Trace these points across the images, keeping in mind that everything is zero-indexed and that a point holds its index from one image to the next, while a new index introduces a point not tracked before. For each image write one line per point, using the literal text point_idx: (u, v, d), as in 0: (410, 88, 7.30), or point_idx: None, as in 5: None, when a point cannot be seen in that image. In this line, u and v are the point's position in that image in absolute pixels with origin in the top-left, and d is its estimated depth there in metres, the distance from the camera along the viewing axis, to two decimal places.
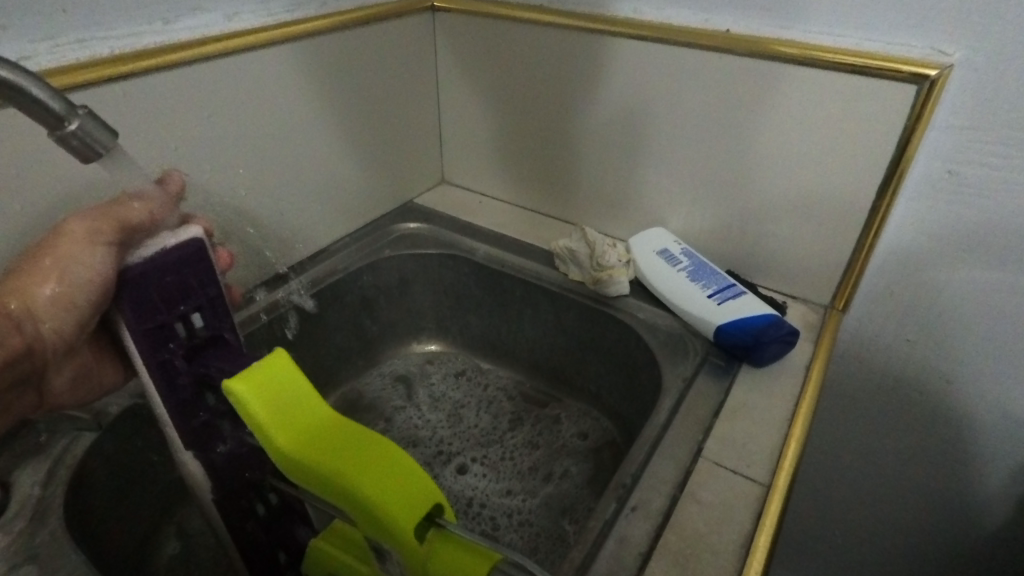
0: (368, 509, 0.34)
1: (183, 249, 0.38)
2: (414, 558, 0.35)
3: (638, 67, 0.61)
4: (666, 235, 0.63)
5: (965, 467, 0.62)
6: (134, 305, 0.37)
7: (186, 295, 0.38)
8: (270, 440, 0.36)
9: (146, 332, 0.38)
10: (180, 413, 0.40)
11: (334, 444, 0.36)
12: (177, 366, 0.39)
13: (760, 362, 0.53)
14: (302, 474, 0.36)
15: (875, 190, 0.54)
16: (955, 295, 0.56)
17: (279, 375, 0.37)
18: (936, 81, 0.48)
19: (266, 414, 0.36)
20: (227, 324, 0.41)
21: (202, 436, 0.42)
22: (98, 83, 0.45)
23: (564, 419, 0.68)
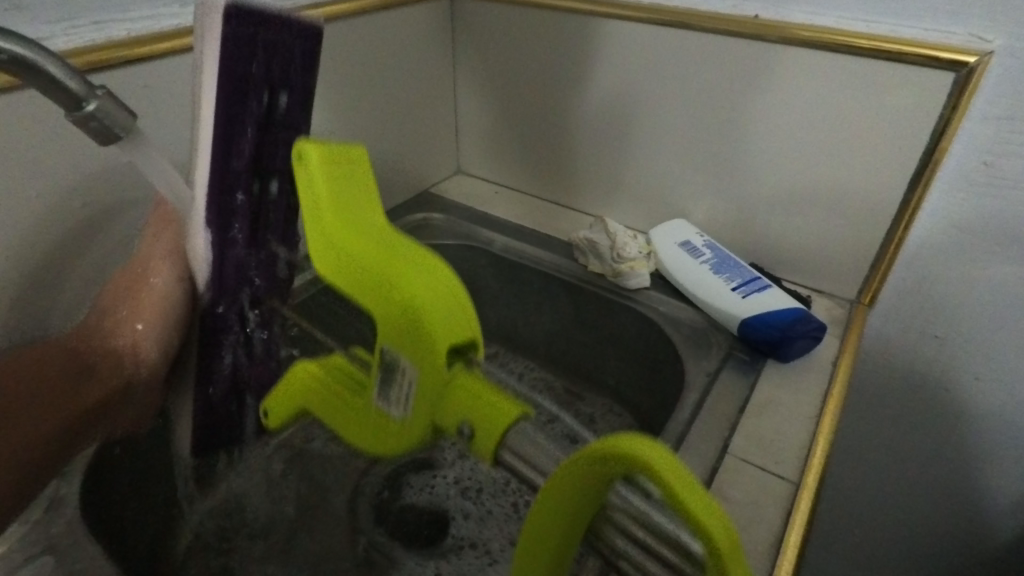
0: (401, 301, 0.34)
1: (306, 30, 0.39)
2: (433, 379, 0.33)
3: (662, 56, 0.59)
4: (688, 226, 0.62)
5: (992, 468, 0.61)
6: (234, 46, 0.36)
7: (288, 66, 0.39)
8: (317, 203, 0.37)
9: (236, 79, 0.37)
10: (218, 184, 0.39)
11: (387, 245, 0.36)
12: (245, 132, 0.38)
13: (786, 356, 0.51)
14: (340, 248, 0.37)
15: (908, 181, 0.52)
16: (986, 292, 0.54)
17: (351, 166, 0.39)
18: (976, 68, 0.46)
19: (325, 186, 0.37)
20: (304, 118, 0.41)
21: (227, 220, 0.41)
22: (116, 66, 0.44)
23: (597, 416, 0.64)
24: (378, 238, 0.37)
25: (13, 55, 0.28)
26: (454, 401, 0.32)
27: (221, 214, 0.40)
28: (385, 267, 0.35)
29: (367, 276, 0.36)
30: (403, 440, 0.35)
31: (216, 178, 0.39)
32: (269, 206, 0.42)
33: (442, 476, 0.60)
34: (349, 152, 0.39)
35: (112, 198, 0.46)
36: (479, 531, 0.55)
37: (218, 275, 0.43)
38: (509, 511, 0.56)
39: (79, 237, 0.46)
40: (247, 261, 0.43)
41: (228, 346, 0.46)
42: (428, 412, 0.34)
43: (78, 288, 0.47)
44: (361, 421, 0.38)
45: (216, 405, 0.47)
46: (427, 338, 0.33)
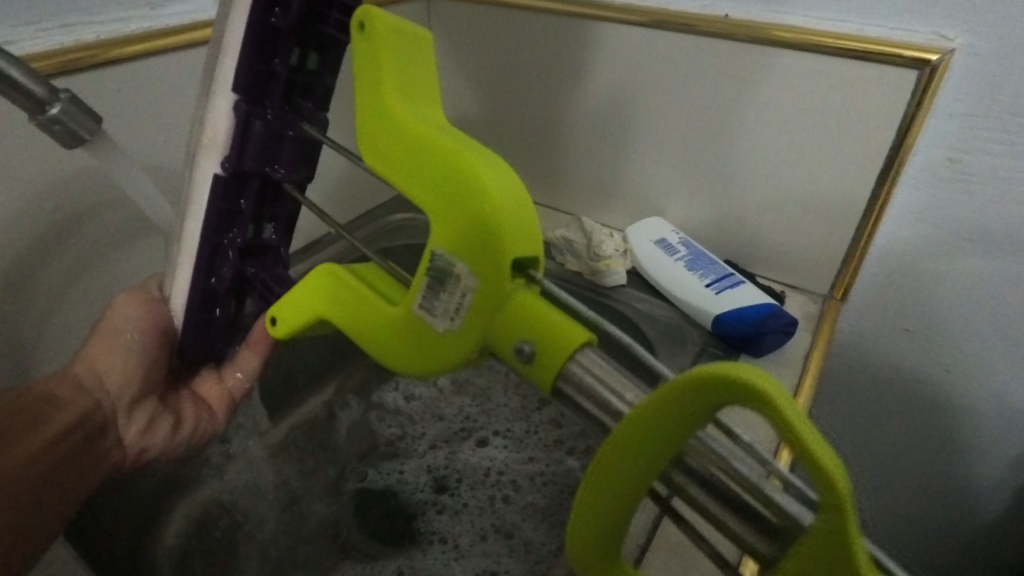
0: (460, 193, 0.32)
1: None
2: (496, 289, 0.32)
3: (635, 55, 0.60)
4: (663, 224, 0.62)
5: (964, 457, 0.63)
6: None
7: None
8: (380, 87, 0.36)
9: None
10: (258, 41, 0.39)
11: (452, 134, 0.35)
12: None
13: (758, 351, 0.52)
14: (400, 133, 0.35)
15: (876, 178, 0.53)
16: (955, 285, 0.55)
17: (411, 55, 0.37)
18: (938, 66, 0.47)
19: (390, 69, 0.36)
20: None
21: (259, 89, 0.40)
22: (87, 69, 0.44)
23: None
24: (440, 126, 0.35)
25: None
26: (518, 316, 0.31)
27: (253, 79, 0.40)
28: (448, 155, 0.33)
29: (425, 156, 0.34)
30: (444, 349, 0.34)
31: (255, 28, 0.38)
32: (306, 81, 0.42)
33: (412, 467, 0.62)
34: (414, 36, 0.38)
35: (82, 202, 0.46)
36: (452, 525, 0.57)
37: (238, 158, 0.41)
38: (485, 502, 0.58)
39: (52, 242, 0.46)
40: (274, 148, 0.42)
41: (241, 224, 0.45)
42: (484, 323, 0.32)
43: (51, 294, 0.47)
44: (394, 330, 0.36)
45: (217, 297, 0.47)
46: (491, 235, 0.32)
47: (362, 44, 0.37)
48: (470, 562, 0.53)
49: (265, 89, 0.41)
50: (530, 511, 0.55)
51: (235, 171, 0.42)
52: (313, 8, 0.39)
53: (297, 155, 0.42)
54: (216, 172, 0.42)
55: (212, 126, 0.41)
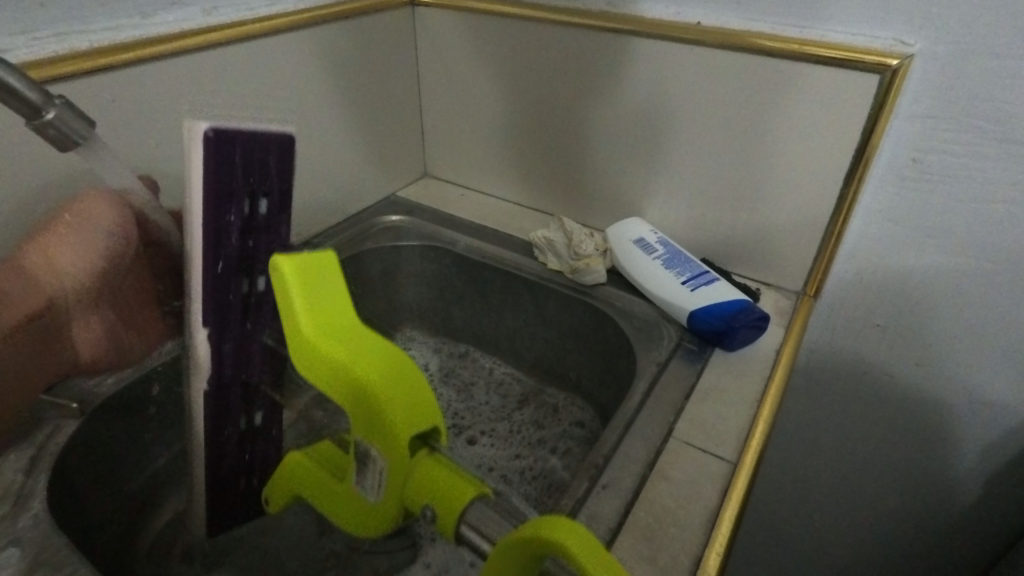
0: (360, 396, 0.36)
1: (278, 137, 0.45)
2: (400, 468, 0.36)
3: (612, 60, 0.62)
4: (642, 224, 0.64)
5: (936, 448, 0.64)
6: (217, 163, 0.41)
7: (268, 176, 0.45)
8: (292, 315, 0.38)
9: (219, 192, 0.42)
10: (215, 288, 0.44)
11: (357, 347, 0.37)
12: (231, 237, 0.44)
13: (731, 345, 0.54)
14: (311, 356, 0.38)
15: (842, 178, 0.55)
16: (921, 280, 0.57)
17: (322, 271, 0.39)
18: (898, 70, 0.49)
19: (300, 297, 0.38)
20: (279, 218, 0.48)
21: (223, 313, 0.46)
22: (79, 76, 0.45)
23: (561, 407, 0.68)
24: (347, 342, 0.37)
25: None
26: (421, 486, 0.36)
27: (218, 309, 0.45)
28: (352, 372, 0.36)
29: (334, 374, 0.37)
30: (378, 517, 0.39)
31: (210, 281, 0.44)
32: (257, 301, 0.48)
33: None
34: (318, 259, 0.39)
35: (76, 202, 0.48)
36: None
37: (219, 372, 0.47)
38: None
39: None
40: (245, 358, 0.49)
41: (234, 421, 0.49)
42: (399, 495, 0.37)
43: None
44: (341, 498, 0.41)
45: (229, 480, 0.50)
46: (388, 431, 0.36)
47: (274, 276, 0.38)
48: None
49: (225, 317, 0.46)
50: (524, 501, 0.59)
51: (218, 385, 0.47)
52: (245, 250, 0.46)
53: (262, 354, 0.50)
54: (203, 391, 0.46)
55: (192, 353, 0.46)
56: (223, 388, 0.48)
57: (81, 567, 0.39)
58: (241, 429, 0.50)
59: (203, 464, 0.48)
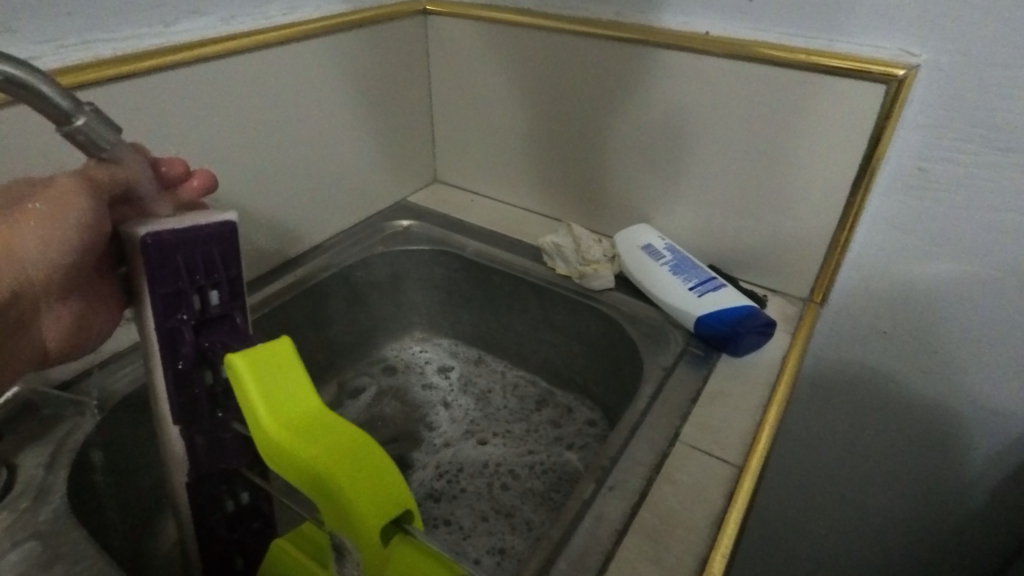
0: (327, 490, 0.34)
1: (219, 227, 0.41)
2: (374, 559, 0.34)
3: (621, 67, 0.63)
4: (649, 230, 0.65)
5: (943, 455, 0.64)
6: (160, 270, 0.39)
7: (215, 266, 0.41)
8: (253, 414, 0.37)
9: (164, 296, 0.40)
10: (176, 387, 0.41)
11: (317, 437, 0.36)
12: (183, 335, 0.41)
13: (737, 351, 0.55)
14: (277, 453, 0.36)
15: (849, 186, 0.56)
16: (928, 288, 0.58)
17: (276, 360, 0.39)
18: (904, 80, 0.50)
19: (258, 395, 0.37)
20: (238, 306, 0.43)
21: (192, 413, 0.42)
22: (102, 82, 0.47)
23: (574, 408, 0.69)
24: (308, 434, 0.36)
25: (10, 76, 0.31)
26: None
27: (185, 408, 0.42)
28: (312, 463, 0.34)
29: (299, 470, 0.35)
30: None
31: (171, 381, 0.41)
32: (227, 388, 0.43)
33: (426, 459, 0.66)
34: (269, 350, 0.39)
35: None
36: (453, 511, 0.60)
37: (195, 466, 0.43)
38: (484, 490, 0.62)
39: None
40: (220, 449, 0.43)
41: (220, 503, 0.44)
42: None
43: None
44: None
45: (222, 557, 0.45)
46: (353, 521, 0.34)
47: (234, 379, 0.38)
48: (475, 542, 0.57)
49: (198, 412, 0.42)
50: (529, 495, 0.61)
51: (197, 475, 0.43)
52: (203, 347, 0.42)
53: (241, 442, 0.44)
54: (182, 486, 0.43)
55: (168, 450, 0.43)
56: (201, 478, 0.43)
57: (100, 559, 0.40)
58: (230, 512, 0.44)
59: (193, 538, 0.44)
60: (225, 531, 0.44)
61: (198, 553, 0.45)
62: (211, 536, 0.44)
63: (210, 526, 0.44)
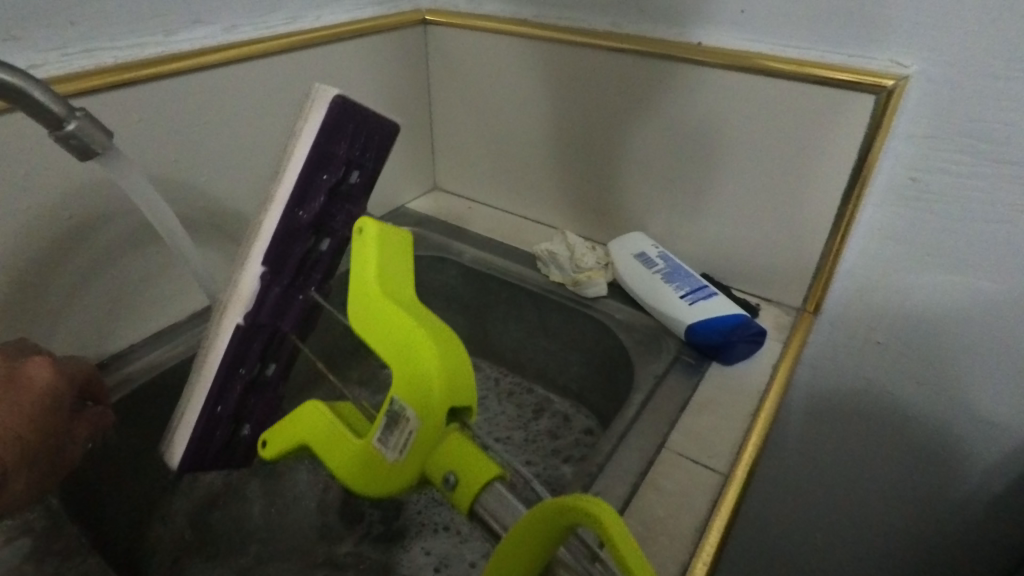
0: (415, 354, 0.38)
1: (388, 126, 0.46)
2: (432, 431, 0.36)
3: (618, 77, 0.63)
4: (643, 238, 0.65)
5: (939, 468, 0.64)
6: (331, 130, 0.43)
7: (362, 155, 0.45)
8: (366, 276, 0.42)
9: (324, 153, 0.43)
10: (285, 235, 0.45)
11: (416, 316, 0.40)
12: (317, 193, 0.44)
13: (728, 359, 0.55)
14: (377, 313, 0.41)
15: (841, 196, 0.56)
16: (922, 299, 0.58)
17: (399, 249, 0.44)
18: (894, 91, 0.50)
19: (376, 262, 0.42)
20: (365, 198, 0.48)
21: (281, 265, 0.46)
22: (105, 89, 0.48)
23: (570, 415, 0.69)
24: (409, 309, 0.40)
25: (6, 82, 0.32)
26: (447, 455, 0.35)
27: (279, 256, 0.46)
28: (410, 330, 0.39)
29: (393, 332, 0.40)
30: (385, 479, 0.37)
31: (283, 225, 0.45)
32: (315, 260, 0.48)
33: None
34: (398, 238, 0.45)
35: (96, 210, 0.50)
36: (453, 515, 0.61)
37: (255, 313, 0.47)
38: None
39: (65, 245, 0.49)
40: (283, 308, 0.48)
41: (247, 366, 0.48)
42: (420, 462, 0.36)
43: (61, 296, 0.50)
44: (351, 461, 0.39)
45: (218, 425, 0.48)
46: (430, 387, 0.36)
47: (360, 243, 0.43)
48: (470, 548, 0.58)
49: (285, 266, 0.47)
50: None
51: (251, 324, 0.47)
52: (325, 213, 0.46)
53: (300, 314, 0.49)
54: (235, 325, 0.46)
55: (238, 289, 0.46)
56: (253, 329, 0.47)
57: (92, 558, 0.42)
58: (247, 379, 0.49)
59: (205, 396, 0.47)
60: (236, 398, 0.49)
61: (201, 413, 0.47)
62: (223, 398, 0.48)
63: (229, 386, 0.48)
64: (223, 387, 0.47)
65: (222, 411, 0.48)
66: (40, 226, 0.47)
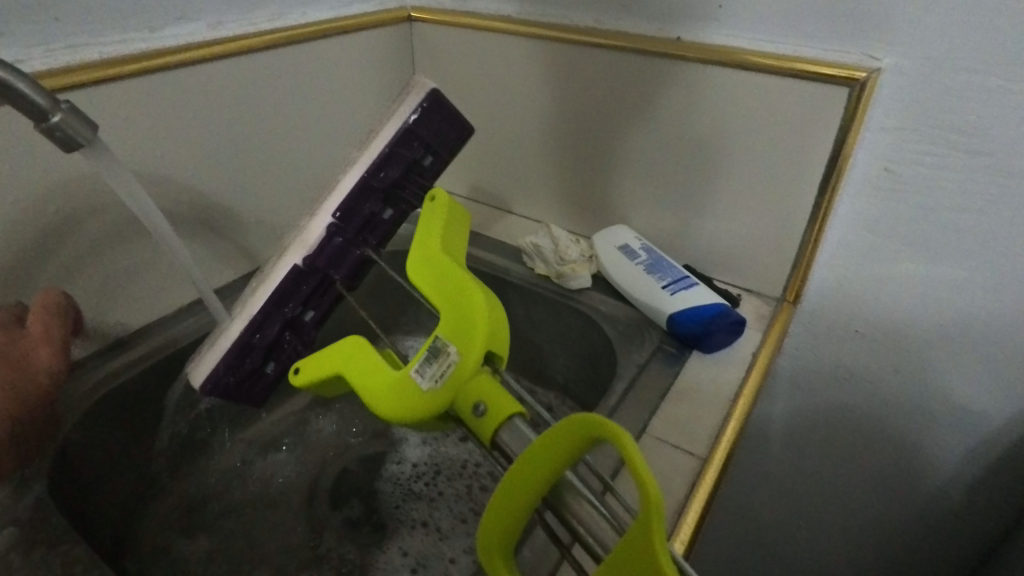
0: (466, 301, 0.41)
1: (461, 127, 0.52)
2: (470, 365, 0.38)
3: (599, 72, 0.64)
4: (627, 231, 0.66)
5: (917, 456, 0.66)
6: (423, 115, 0.49)
7: (439, 143, 0.51)
8: (431, 235, 0.47)
9: (413, 129, 0.49)
10: (360, 192, 0.49)
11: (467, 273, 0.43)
12: (395, 162, 0.49)
13: (709, 348, 0.56)
14: (432, 265, 0.45)
15: (817, 186, 0.57)
16: (899, 287, 0.59)
17: (458, 227, 0.50)
18: (866, 83, 0.51)
19: (440, 226, 0.48)
20: (428, 181, 0.53)
21: (349, 220, 0.50)
22: (90, 85, 0.49)
23: (556, 407, 0.70)
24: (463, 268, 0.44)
25: None
26: (480, 388, 0.37)
27: (351, 210, 0.50)
28: (464, 281, 0.42)
29: (445, 280, 0.43)
30: (417, 405, 0.38)
31: (362, 183, 0.49)
32: (375, 225, 0.53)
33: (408, 458, 0.67)
34: (460, 217, 0.51)
35: (82, 205, 0.51)
36: (431, 512, 0.61)
37: (315, 256, 0.50)
38: (462, 491, 0.62)
39: (51, 239, 0.50)
40: (339, 258, 0.51)
41: (291, 305, 0.51)
42: (454, 393, 0.38)
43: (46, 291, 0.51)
44: (385, 386, 0.41)
45: (249, 355, 0.50)
46: (477, 326, 0.39)
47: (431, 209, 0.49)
48: (451, 542, 0.58)
49: (351, 222, 0.50)
50: None
51: (309, 265, 0.50)
52: (398, 185, 0.51)
53: (351, 269, 0.52)
54: (293, 264, 0.50)
55: (304, 232, 0.50)
56: (308, 270, 0.50)
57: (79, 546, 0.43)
58: (287, 317, 0.51)
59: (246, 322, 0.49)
60: (270, 334, 0.51)
61: (238, 338, 0.49)
62: (261, 329, 0.50)
63: (268, 318, 0.50)
64: (264, 317, 0.50)
65: (258, 341, 0.50)
66: (25, 221, 0.48)
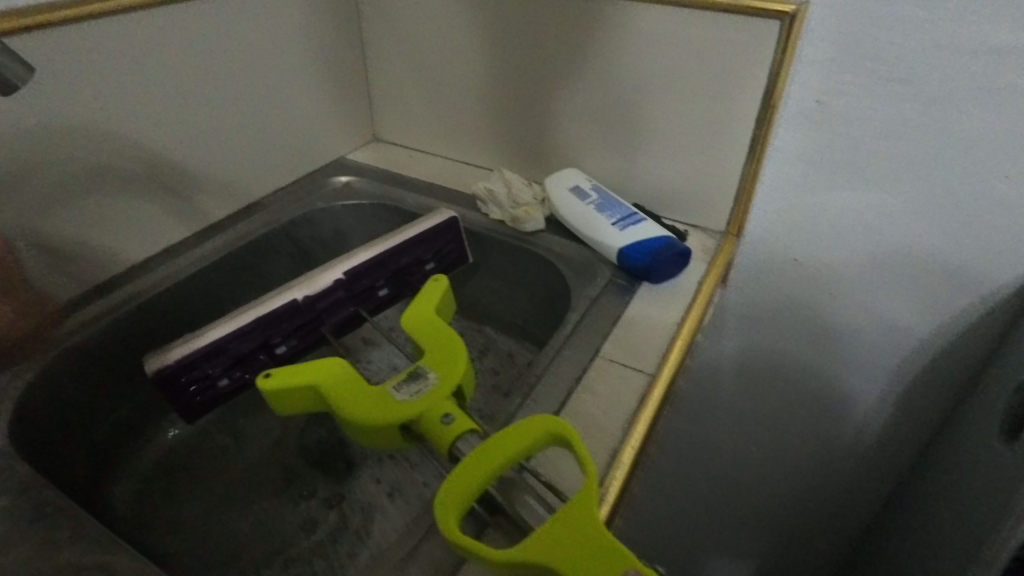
0: (450, 347, 0.49)
1: (462, 253, 0.67)
2: (446, 387, 0.45)
3: (542, 15, 0.64)
4: (577, 174, 0.68)
5: (853, 372, 0.71)
6: (443, 231, 0.65)
7: (443, 254, 0.66)
8: (430, 297, 0.55)
9: (430, 236, 0.64)
10: (372, 267, 0.61)
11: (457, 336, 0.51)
12: (410, 256, 0.64)
13: (657, 280, 0.59)
14: (425, 321, 0.52)
15: (756, 118, 0.59)
16: (834, 215, 0.62)
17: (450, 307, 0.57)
18: (796, 16, 0.53)
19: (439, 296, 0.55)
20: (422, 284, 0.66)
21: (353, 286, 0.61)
22: (18, 31, 0.47)
23: (516, 350, 0.73)
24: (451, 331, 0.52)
25: None
26: (449, 402, 0.44)
27: (357, 278, 0.61)
28: (455, 336, 0.50)
29: (438, 332, 0.51)
30: (387, 408, 0.45)
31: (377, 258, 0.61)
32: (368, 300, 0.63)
33: None
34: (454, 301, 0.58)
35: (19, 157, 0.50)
36: None
37: (316, 299, 0.59)
38: None
39: None
40: (332, 308, 0.60)
41: (276, 331, 0.58)
42: (424, 404, 0.44)
43: None
44: (361, 396, 0.46)
45: (219, 355, 0.55)
46: (461, 368, 0.47)
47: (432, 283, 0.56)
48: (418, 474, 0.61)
49: (353, 286, 0.61)
50: None
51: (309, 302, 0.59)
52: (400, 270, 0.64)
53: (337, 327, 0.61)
54: (295, 296, 0.58)
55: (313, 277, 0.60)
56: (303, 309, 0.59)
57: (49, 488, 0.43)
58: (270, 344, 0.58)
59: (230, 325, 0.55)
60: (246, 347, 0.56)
61: (219, 335, 0.54)
62: (242, 339, 0.56)
63: (252, 329, 0.56)
64: (249, 330, 0.56)
65: (238, 348, 0.55)
66: None
